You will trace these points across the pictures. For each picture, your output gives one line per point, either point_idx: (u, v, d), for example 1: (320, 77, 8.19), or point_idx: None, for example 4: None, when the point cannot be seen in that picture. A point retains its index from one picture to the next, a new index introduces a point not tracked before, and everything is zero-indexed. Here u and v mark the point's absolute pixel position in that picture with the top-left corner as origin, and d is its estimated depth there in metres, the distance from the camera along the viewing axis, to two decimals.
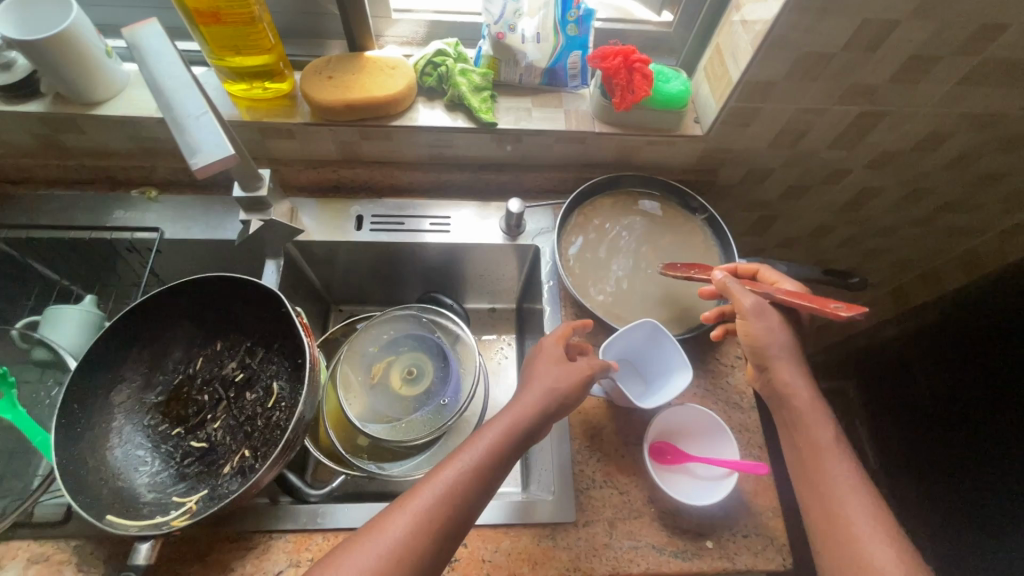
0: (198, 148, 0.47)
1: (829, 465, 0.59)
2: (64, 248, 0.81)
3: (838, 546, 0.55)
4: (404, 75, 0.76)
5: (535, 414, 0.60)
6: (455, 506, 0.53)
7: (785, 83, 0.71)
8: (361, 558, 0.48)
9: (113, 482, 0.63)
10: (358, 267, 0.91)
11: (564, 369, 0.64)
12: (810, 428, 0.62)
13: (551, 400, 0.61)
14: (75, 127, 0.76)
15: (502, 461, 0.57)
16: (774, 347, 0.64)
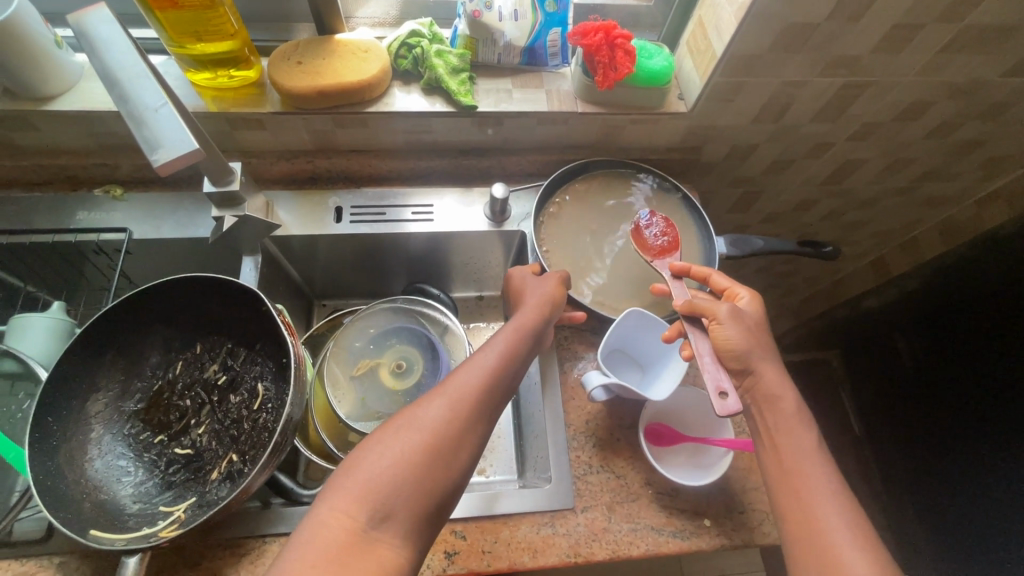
0: (159, 142, 0.44)
1: (805, 463, 0.56)
2: (25, 253, 0.77)
3: (811, 546, 0.52)
4: (378, 59, 0.73)
5: (539, 318, 0.65)
6: (490, 382, 0.55)
7: (768, 57, 0.69)
8: (404, 439, 0.48)
9: (95, 495, 0.61)
10: (339, 261, 0.89)
11: (543, 282, 0.71)
12: (787, 424, 0.59)
13: (545, 302, 0.68)
14: (27, 124, 0.71)
15: (520, 358, 0.60)
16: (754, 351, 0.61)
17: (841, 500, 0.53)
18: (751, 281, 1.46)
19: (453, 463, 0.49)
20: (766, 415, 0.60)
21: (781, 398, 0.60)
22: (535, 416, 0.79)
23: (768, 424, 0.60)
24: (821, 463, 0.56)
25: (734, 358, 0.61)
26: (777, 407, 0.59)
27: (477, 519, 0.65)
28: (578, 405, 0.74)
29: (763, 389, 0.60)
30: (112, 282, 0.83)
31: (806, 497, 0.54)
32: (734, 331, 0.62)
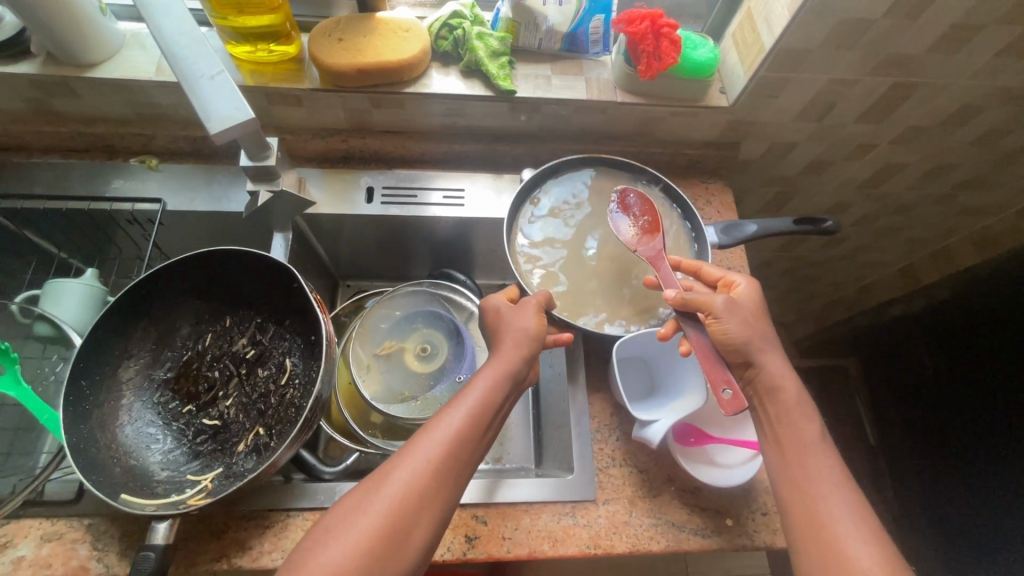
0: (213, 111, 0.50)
1: (811, 456, 0.54)
2: (61, 219, 0.78)
3: (818, 544, 0.50)
4: (419, 39, 0.72)
5: (521, 362, 0.57)
6: (459, 450, 0.50)
7: (819, 52, 0.68)
8: (350, 534, 0.45)
9: (125, 460, 0.62)
10: (367, 242, 0.89)
11: (523, 311, 0.62)
12: (796, 421, 0.56)
13: (526, 341, 0.59)
14: (69, 90, 0.71)
15: (490, 416, 0.54)
16: (755, 340, 0.59)
17: (848, 493, 0.51)
18: (774, 283, 1.44)
19: (411, 546, 0.47)
20: (767, 405, 0.58)
21: (782, 389, 0.57)
22: (558, 407, 0.79)
23: (770, 416, 0.57)
24: (827, 456, 0.54)
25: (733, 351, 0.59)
26: (778, 397, 0.57)
27: (499, 505, 0.65)
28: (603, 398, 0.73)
29: (765, 379, 0.58)
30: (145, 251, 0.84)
31: (813, 492, 0.52)
32: (733, 324, 0.59)
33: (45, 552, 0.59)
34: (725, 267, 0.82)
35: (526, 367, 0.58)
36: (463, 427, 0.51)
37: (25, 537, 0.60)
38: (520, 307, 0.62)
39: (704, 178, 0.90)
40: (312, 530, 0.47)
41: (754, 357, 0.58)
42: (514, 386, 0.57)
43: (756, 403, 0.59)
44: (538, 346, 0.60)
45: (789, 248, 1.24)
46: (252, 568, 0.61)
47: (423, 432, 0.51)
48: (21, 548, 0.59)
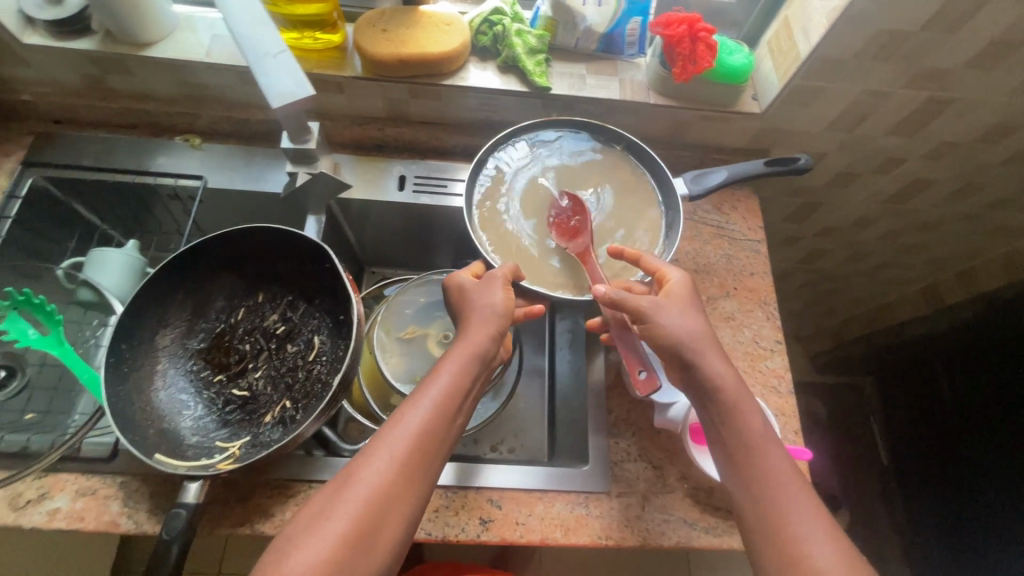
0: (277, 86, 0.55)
1: (762, 455, 0.53)
2: (107, 191, 0.82)
3: (775, 547, 0.49)
4: (460, 33, 0.74)
5: (488, 341, 0.58)
6: (426, 441, 0.51)
7: (855, 63, 0.68)
8: (320, 535, 0.46)
9: (159, 423, 0.64)
10: (395, 229, 0.91)
11: (489, 294, 0.61)
12: (744, 419, 0.54)
13: (491, 325, 0.59)
14: (124, 67, 0.74)
15: (457, 402, 0.54)
16: (687, 341, 0.57)
17: (801, 489, 0.51)
18: (794, 295, 1.43)
19: (385, 541, 0.47)
20: (709, 403, 0.55)
21: (724, 390, 0.55)
22: (575, 400, 0.80)
23: (715, 415, 0.55)
24: (777, 453, 0.53)
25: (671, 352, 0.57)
26: (724, 395, 0.55)
27: (514, 491, 0.67)
28: (620, 393, 0.74)
29: (706, 376, 0.55)
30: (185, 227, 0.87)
31: (766, 495, 0.51)
32: (669, 323, 0.57)
33: (79, 506, 0.62)
34: (748, 272, 0.83)
35: (494, 346, 0.58)
36: (429, 417, 0.52)
37: (61, 490, 0.62)
38: (486, 285, 0.62)
39: (732, 184, 0.91)
40: (282, 533, 0.48)
41: (698, 354, 0.56)
42: (482, 367, 0.57)
43: (697, 400, 0.57)
44: (505, 322, 0.60)
45: (811, 260, 1.24)
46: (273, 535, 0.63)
47: (389, 426, 0.51)
48: (57, 500, 0.62)
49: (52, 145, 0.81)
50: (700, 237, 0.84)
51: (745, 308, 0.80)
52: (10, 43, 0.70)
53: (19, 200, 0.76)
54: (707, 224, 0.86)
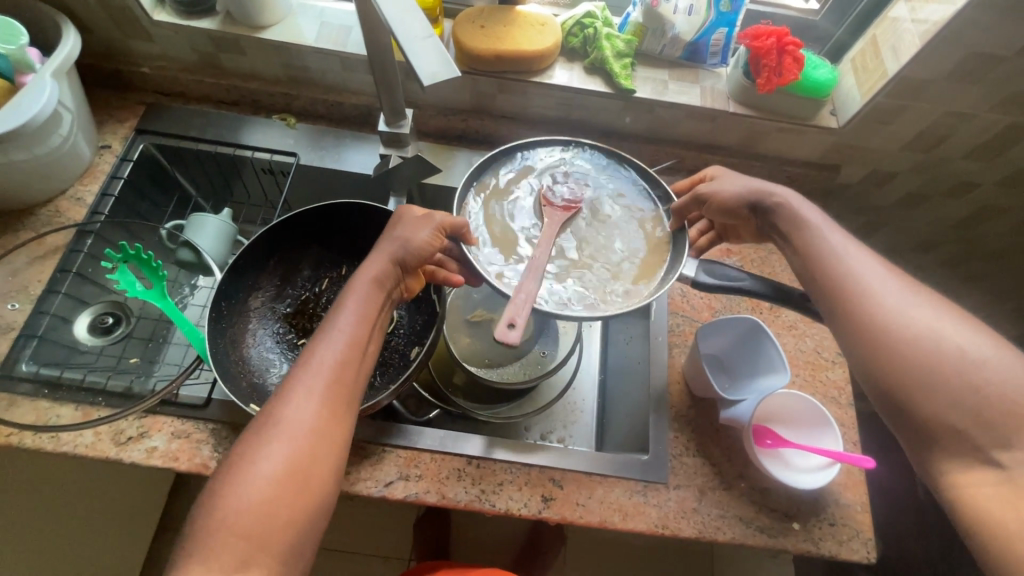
0: (425, 64, 0.46)
1: (859, 278, 0.53)
2: (207, 162, 0.87)
3: (905, 354, 0.48)
4: (554, 33, 0.78)
5: (392, 266, 0.57)
6: (345, 372, 0.50)
7: (942, 83, 0.70)
8: (247, 481, 0.44)
9: (250, 376, 0.69)
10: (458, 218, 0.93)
11: (402, 230, 0.58)
12: (827, 239, 0.56)
13: (397, 256, 0.57)
14: (238, 48, 0.80)
15: (369, 330, 0.53)
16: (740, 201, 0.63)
17: (903, 289, 0.52)
18: None
19: (321, 475, 0.47)
20: (794, 240, 0.59)
21: (802, 225, 0.58)
22: (633, 395, 0.82)
23: (796, 247, 0.58)
24: (872, 266, 0.54)
25: (744, 194, 0.63)
26: (803, 230, 0.58)
27: (575, 473, 0.69)
28: (681, 389, 0.76)
29: (795, 219, 0.59)
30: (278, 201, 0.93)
31: (886, 305, 0.51)
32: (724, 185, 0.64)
33: (174, 447, 0.66)
34: None
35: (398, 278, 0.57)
36: (344, 351, 0.51)
37: (158, 431, 0.67)
38: (411, 219, 0.60)
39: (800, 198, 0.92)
40: (205, 493, 0.45)
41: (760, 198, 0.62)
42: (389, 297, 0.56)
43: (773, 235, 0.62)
44: (417, 252, 0.58)
45: None
46: (347, 490, 0.66)
47: (303, 363, 0.50)
48: (153, 439, 0.67)
49: (161, 114, 0.86)
50: (767, 247, 0.86)
51: (808, 319, 0.81)
52: (141, 18, 0.77)
53: (130, 163, 0.82)
54: None
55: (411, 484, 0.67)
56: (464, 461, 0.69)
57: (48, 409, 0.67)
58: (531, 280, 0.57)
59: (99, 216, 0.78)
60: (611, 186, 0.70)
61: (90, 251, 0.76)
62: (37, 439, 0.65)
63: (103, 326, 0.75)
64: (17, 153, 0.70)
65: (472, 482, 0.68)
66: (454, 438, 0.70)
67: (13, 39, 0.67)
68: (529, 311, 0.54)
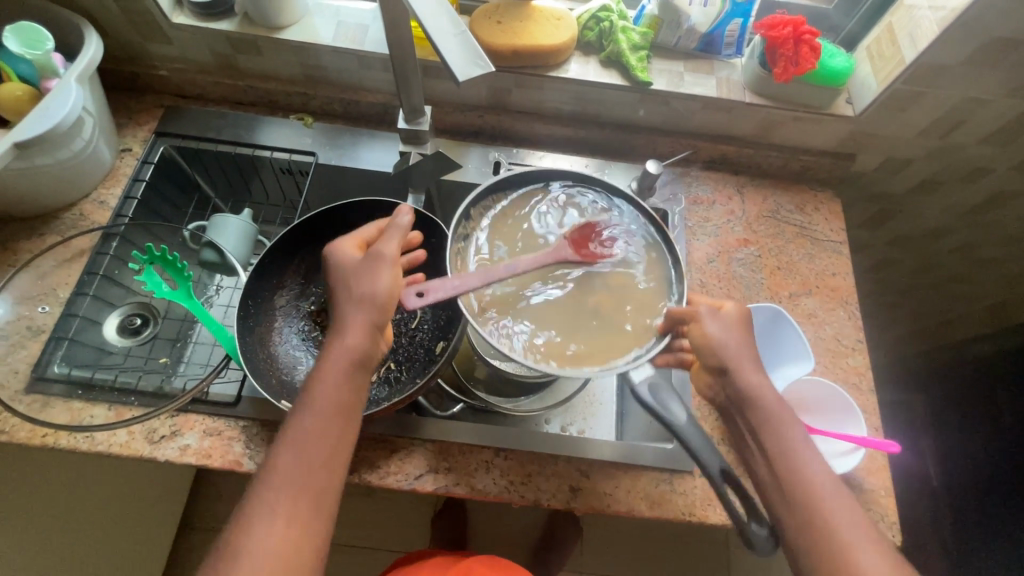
0: (460, 60, 0.48)
1: (805, 485, 0.49)
2: (225, 163, 0.88)
3: None
4: (570, 27, 0.78)
5: (362, 339, 0.52)
6: (309, 478, 0.49)
7: (959, 69, 0.70)
8: None
9: (278, 373, 0.70)
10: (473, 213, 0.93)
11: (364, 297, 0.54)
12: (784, 431, 0.52)
13: (362, 333, 0.53)
14: (256, 48, 0.81)
15: (340, 419, 0.51)
16: (730, 348, 0.55)
17: (868, 540, 0.48)
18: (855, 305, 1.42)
19: None
20: (751, 421, 0.53)
21: (763, 403, 0.53)
22: None
23: (769, 454, 0.52)
24: (826, 471, 0.50)
25: (725, 363, 0.54)
26: (772, 419, 0.52)
27: (601, 463, 0.70)
28: None
29: (756, 401, 0.53)
30: (297, 201, 0.94)
31: (825, 517, 0.48)
32: (712, 327, 0.55)
33: (206, 444, 0.68)
34: (830, 272, 0.84)
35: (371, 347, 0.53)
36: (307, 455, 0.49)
37: (190, 429, 0.68)
38: (366, 271, 0.55)
39: (815, 186, 0.92)
40: None
41: (735, 361, 0.54)
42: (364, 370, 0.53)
43: (739, 427, 0.55)
44: (381, 315, 0.54)
45: (878, 269, 1.21)
46: (378, 484, 0.67)
47: (265, 478, 0.49)
48: (186, 437, 0.68)
49: (178, 116, 0.87)
50: (783, 236, 0.86)
51: (827, 307, 0.82)
52: (160, 22, 0.77)
53: (151, 165, 0.83)
54: (789, 223, 0.88)
55: (441, 477, 0.68)
56: (492, 453, 0.70)
57: (82, 410, 0.67)
58: (479, 277, 0.56)
59: (123, 219, 0.79)
60: (631, 270, 0.64)
61: (116, 254, 0.77)
62: (72, 439, 0.66)
63: (132, 327, 0.77)
64: (42, 158, 0.71)
65: (500, 474, 0.69)
66: (482, 432, 0.71)
67: (38, 44, 0.68)
68: (446, 293, 0.54)
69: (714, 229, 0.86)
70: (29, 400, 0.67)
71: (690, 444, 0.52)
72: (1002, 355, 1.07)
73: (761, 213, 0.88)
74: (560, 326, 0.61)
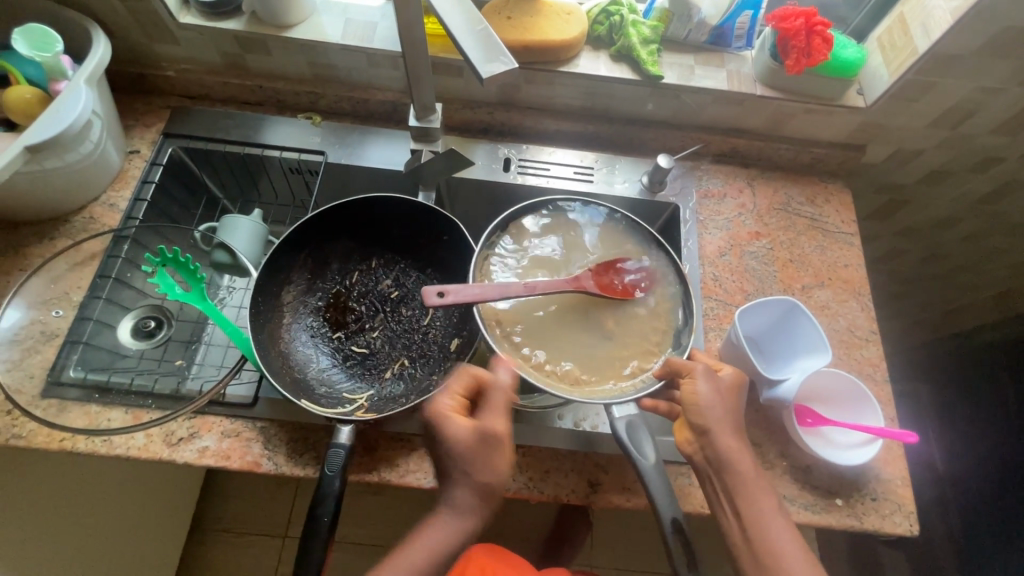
0: (484, 53, 0.49)
1: (762, 541, 0.54)
2: (234, 163, 0.88)
3: None
4: (580, 22, 0.78)
5: (471, 514, 0.54)
6: None
7: (973, 58, 0.70)
8: None
9: (292, 372, 0.70)
10: (479, 210, 0.93)
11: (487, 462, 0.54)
12: (752, 491, 0.56)
13: (480, 501, 0.54)
14: (264, 47, 0.80)
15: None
16: (714, 412, 0.57)
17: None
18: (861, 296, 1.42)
19: None
20: (722, 480, 0.57)
21: (738, 464, 0.56)
22: None
23: (737, 511, 0.56)
24: (786, 531, 0.55)
25: (709, 430, 0.57)
26: (742, 479, 0.56)
27: (620, 457, 0.70)
28: None
29: (732, 463, 0.56)
30: (306, 200, 0.93)
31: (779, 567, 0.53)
32: (704, 388, 0.58)
33: (225, 446, 0.67)
34: (843, 264, 0.84)
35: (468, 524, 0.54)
36: None
37: (208, 430, 0.68)
38: (479, 449, 0.54)
39: (825, 177, 0.92)
40: None
41: (718, 425, 0.57)
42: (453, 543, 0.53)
43: (715, 488, 0.58)
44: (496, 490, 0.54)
45: (885, 260, 1.21)
46: (398, 483, 0.67)
47: None
48: (204, 439, 0.68)
49: (186, 118, 0.87)
50: (795, 228, 0.86)
51: (840, 298, 0.82)
52: (168, 22, 0.77)
53: (160, 167, 0.83)
54: (801, 216, 0.88)
55: None
56: (510, 450, 0.70)
57: (99, 414, 0.67)
58: (498, 290, 0.61)
59: (134, 221, 0.79)
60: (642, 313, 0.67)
61: (127, 256, 0.76)
62: (90, 443, 0.66)
63: (146, 329, 0.76)
64: (52, 161, 0.70)
65: (519, 471, 0.69)
66: None
67: (47, 47, 0.68)
68: (463, 299, 0.59)
69: (726, 222, 0.86)
70: (46, 404, 0.67)
71: (648, 484, 0.57)
72: (1010, 344, 1.07)
73: (772, 205, 0.88)
74: (562, 353, 0.65)
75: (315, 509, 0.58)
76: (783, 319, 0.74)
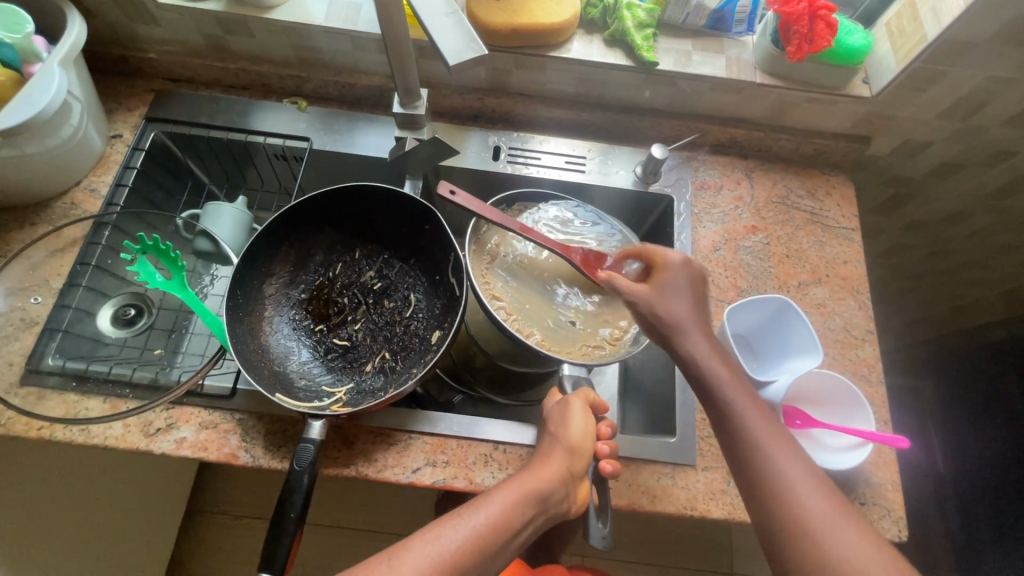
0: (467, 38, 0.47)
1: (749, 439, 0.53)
2: (219, 149, 0.86)
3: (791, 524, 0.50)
4: (572, 5, 0.75)
5: (554, 476, 0.57)
6: (476, 552, 0.49)
7: (986, 46, 0.66)
8: None
9: (271, 365, 0.69)
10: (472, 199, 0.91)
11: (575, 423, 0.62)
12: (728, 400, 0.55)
13: (563, 455, 0.59)
14: (247, 29, 0.78)
15: (518, 513, 0.53)
16: (660, 321, 0.59)
17: (824, 497, 0.50)
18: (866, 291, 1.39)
19: None
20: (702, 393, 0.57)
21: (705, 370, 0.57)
22: (658, 374, 0.80)
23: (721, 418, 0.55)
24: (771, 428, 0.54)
25: (675, 337, 0.58)
26: (716, 382, 0.56)
27: None
28: None
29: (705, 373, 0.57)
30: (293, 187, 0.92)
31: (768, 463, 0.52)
32: (645, 302, 0.60)
33: (202, 437, 0.67)
34: (842, 260, 0.81)
35: (560, 484, 0.57)
36: (484, 522, 0.51)
37: (186, 421, 0.68)
38: (562, 415, 0.63)
39: (827, 170, 0.88)
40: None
41: (678, 335, 0.58)
42: (543, 503, 0.55)
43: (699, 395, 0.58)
44: (579, 455, 0.60)
45: (890, 255, 1.17)
46: (375, 478, 0.66)
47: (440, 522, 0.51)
48: (182, 430, 0.67)
49: (169, 101, 0.85)
50: (793, 223, 0.83)
51: (837, 296, 0.79)
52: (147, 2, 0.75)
53: (142, 152, 0.81)
54: (800, 210, 0.85)
55: (438, 470, 0.67)
56: (490, 446, 0.69)
57: (77, 402, 0.67)
58: (496, 216, 0.66)
59: (115, 207, 0.77)
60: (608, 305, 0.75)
61: (107, 244, 0.75)
62: (67, 432, 0.65)
63: (126, 317, 0.75)
64: (31, 146, 0.68)
65: (499, 468, 0.68)
66: (480, 425, 0.69)
67: (18, 27, 0.66)
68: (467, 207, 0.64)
69: (721, 216, 0.83)
70: (24, 393, 0.66)
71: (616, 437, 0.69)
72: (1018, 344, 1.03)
73: (770, 199, 0.85)
74: (530, 319, 0.73)
75: (283, 504, 0.57)
76: (775, 317, 0.72)
